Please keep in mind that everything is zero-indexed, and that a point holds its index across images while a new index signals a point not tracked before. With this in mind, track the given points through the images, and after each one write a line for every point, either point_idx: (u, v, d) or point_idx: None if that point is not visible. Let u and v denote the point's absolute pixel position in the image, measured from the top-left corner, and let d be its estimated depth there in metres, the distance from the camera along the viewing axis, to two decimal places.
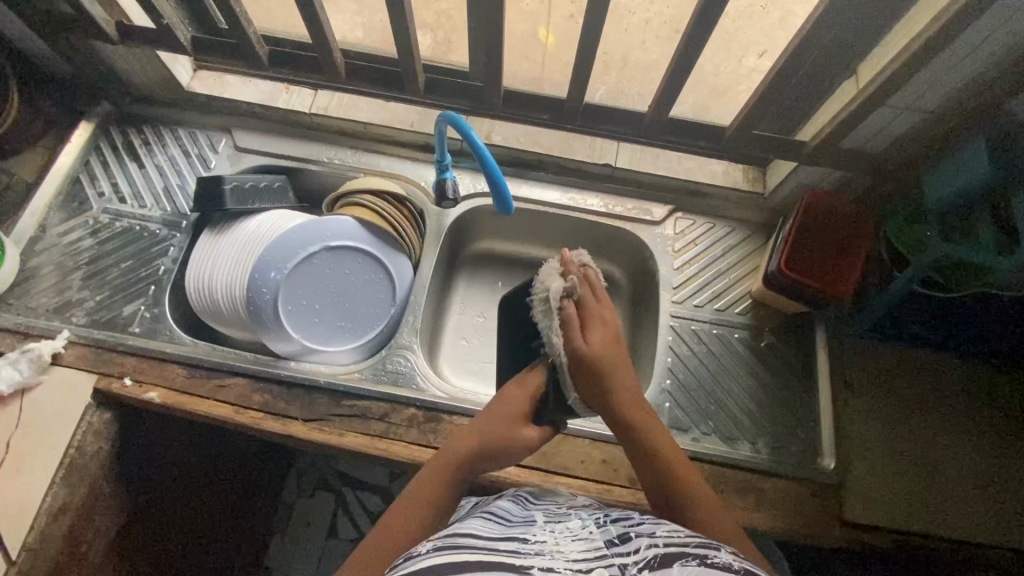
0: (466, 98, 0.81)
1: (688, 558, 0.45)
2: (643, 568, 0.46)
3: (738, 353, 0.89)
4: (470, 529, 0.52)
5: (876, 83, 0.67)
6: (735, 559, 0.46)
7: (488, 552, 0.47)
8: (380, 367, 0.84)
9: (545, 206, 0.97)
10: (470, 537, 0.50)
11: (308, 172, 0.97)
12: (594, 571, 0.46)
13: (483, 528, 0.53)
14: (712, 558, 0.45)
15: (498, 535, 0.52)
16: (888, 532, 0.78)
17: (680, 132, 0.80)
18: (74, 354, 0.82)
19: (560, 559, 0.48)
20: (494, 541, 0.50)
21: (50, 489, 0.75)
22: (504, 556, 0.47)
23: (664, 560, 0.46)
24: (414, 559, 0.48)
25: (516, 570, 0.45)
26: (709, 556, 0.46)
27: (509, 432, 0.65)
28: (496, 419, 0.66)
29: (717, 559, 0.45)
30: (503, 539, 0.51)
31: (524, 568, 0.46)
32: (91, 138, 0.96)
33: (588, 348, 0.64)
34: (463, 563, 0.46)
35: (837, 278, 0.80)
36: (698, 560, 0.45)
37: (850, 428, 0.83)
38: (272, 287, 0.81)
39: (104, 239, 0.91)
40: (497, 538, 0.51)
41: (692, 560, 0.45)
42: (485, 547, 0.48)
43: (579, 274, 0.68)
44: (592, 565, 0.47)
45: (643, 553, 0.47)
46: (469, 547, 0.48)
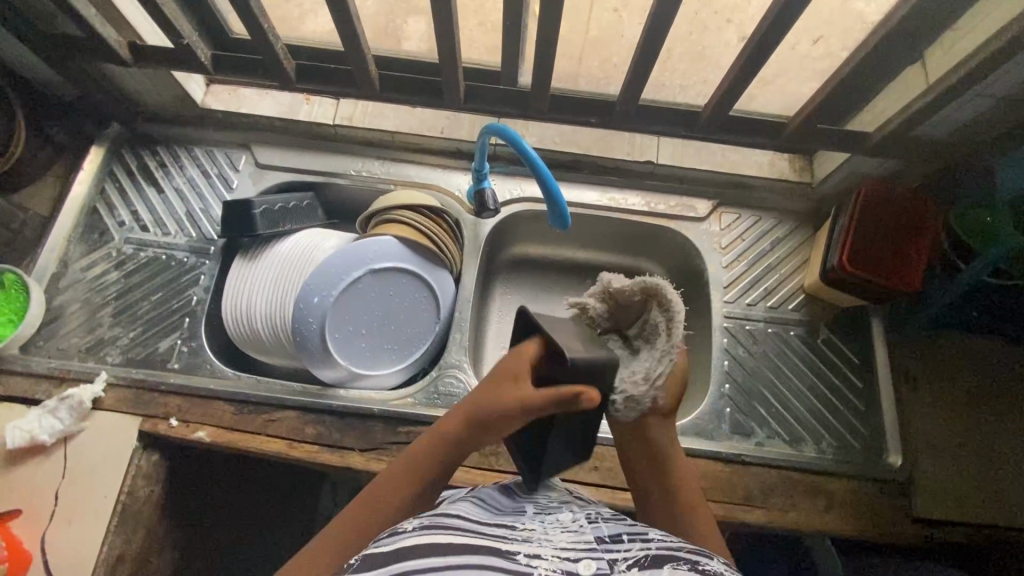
0: (509, 104, 0.76)
1: (680, 562, 0.43)
2: (632, 565, 0.43)
3: (797, 351, 0.86)
4: (455, 510, 0.50)
5: (955, 72, 0.63)
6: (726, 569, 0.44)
7: (471, 537, 0.45)
8: (432, 390, 0.81)
9: (586, 208, 0.93)
10: (455, 518, 0.48)
11: (336, 186, 0.93)
12: (581, 562, 0.43)
13: (471, 512, 0.50)
14: (703, 565, 0.43)
15: (486, 519, 0.49)
16: (960, 527, 0.76)
17: (734, 127, 0.76)
18: (114, 397, 0.78)
19: (548, 547, 0.45)
20: (479, 525, 0.47)
21: (105, 539, 0.73)
22: (487, 540, 0.45)
23: (654, 561, 0.44)
24: (396, 537, 0.45)
25: (499, 557, 0.43)
26: (701, 563, 0.44)
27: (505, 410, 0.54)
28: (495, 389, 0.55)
29: (708, 566, 0.44)
30: (491, 525, 0.48)
31: (509, 555, 0.43)
32: (104, 163, 0.92)
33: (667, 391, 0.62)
34: (444, 546, 0.43)
35: (902, 272, 0.77)
36: (690, 565, 0.43)
37: (917, 425, 0.81)
38: (318, 316, 0.78)
39: (130, 270, 0.87)
40: (483, 521, 0.48)
41: (683, 564, 0.43)
42: (469, 530, 0.46)
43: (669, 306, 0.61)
44: (580, 555, 0.44)
45: (634, 552, 0.45)
46: (451, 529, 0.46)
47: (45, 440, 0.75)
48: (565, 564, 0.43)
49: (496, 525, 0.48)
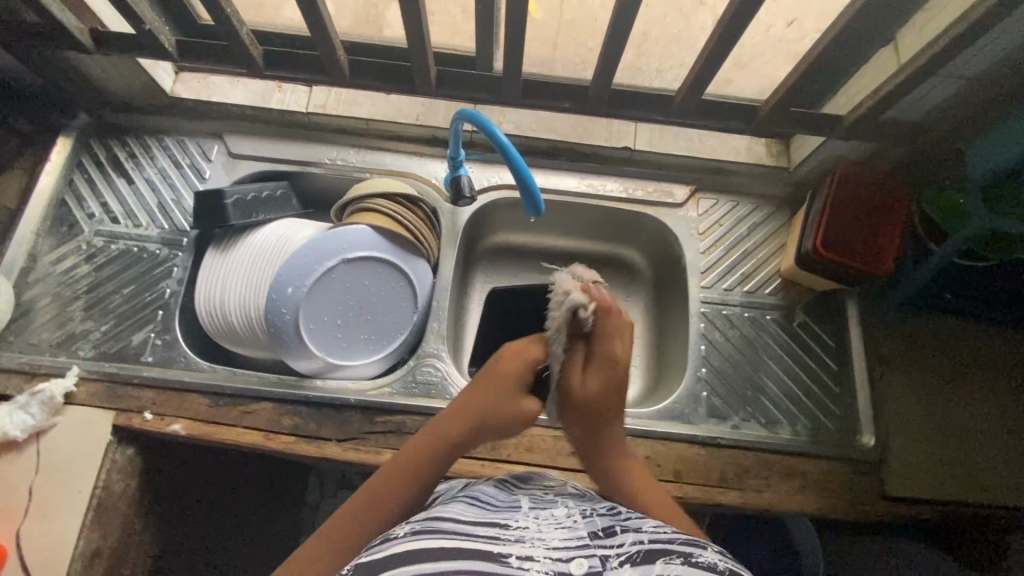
0: (483, 89, 0.75)
1: (672, 555, 0.44)
2: (624, 563, 0.44)
3: (772, 335, 0.87)
4: (448, 510, 0.50)
5: (927, 53, 0.63)
6: (721, 560, 0.45)
7: (462, 538, 0.46)
8: (410, 378, 0.81)
9: (563, 194, 0.93)
10: (448, 520, 0.48)
11: (311, 175, 0.91)
12: (573, 561, 0.44)
13: (463, 511, 0.50)
14: (696, 557, 0.44)
15: (476, 517, 0.49)
16: (929, 504, 0.78)
17: (708, 112, 0.76)
18: (86, 391, 0.78)
19: (541, 546, 0.46)
20: (470, 524, 0.48)
21: (82, 534, 0.72)
22: (479, 540, 0.46)
23: (646, 556, 0.44)
24: (389, 543, 0.47)
25: (490, 559, 0.44)
26: (694, 555, 0.45)
27: (505, 410, 0.64)
28: (497, 389, 0.64)
29: (701, 558, 0.44)
30: (483, 522, 0.48)
31: (501, 557, 0.44)
32: (73, 154, 0.90)
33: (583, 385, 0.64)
34: (436, 551, 0.44)
35: (874, 255, 0.77)
36: (683, 558, 0.44)
37: (888, 405, 0.82)
38: (291, 306, 0.77)
39: (101, 263, 0.85)
40: (474, 520, 0.49)
41: (676, 558, 0.44)
42: (461, 532, 0.47)
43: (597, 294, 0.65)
44: (573, 555, 0.45)
45: (626, 548, 0.46)
46: (443, 532, 0.46)
47: (16, 436, 0.74)
48: (557, 564, 0.44)
49: (488, 522, 0.49)
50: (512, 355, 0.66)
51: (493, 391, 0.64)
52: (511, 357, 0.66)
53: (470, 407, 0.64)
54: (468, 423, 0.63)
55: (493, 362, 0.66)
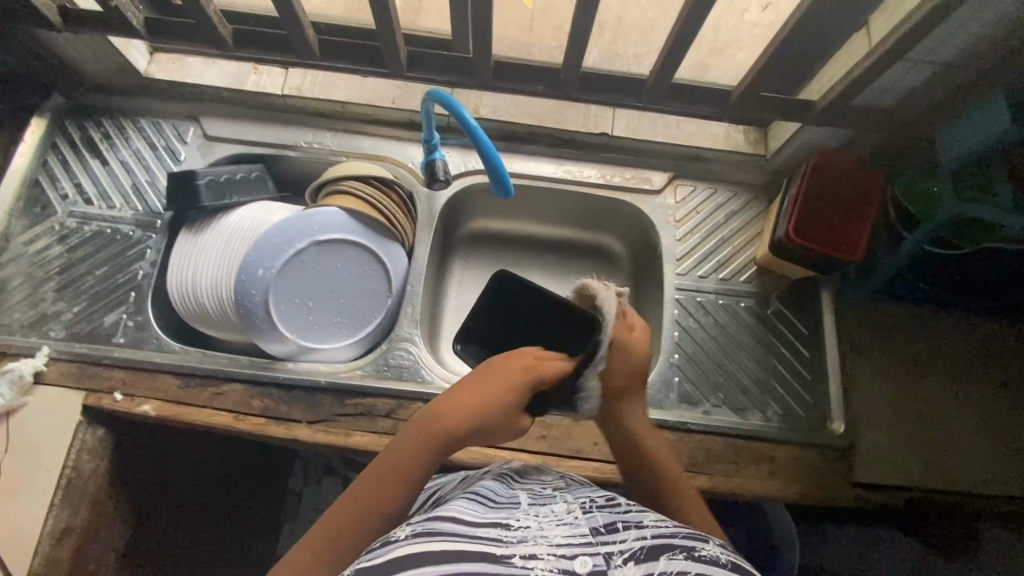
0: (455, 72, 0.75)
1: (675, 551, 0.44)
2: (629, 560, 0.44)
3: (745, 322, 0.87)
4: (448, 510, 0.49)
5: (895, 36, 0.63)
6: (723, 553, 0.46)
7: (464, 541, 0.45)
8: (382, 362, 0.81)
9: (540, 180, 0.92)
10: (448, 520, 0.47)
11: (287, 158, 0.91)
12: (578, 559, 0.44)
13: (463, 510, 0.49)
14: (699, 552, 0.45)
15: (477, 516, 0.48)
16: (896, 491, 0.78)
17: (681, 97, 0.76)
18: (57, 372, 0.78)
19: (544, 544, 0.45)
20: (472, 525, 0.46)
21: (52, 512, 0.73)
22: (482, 542, 0.45)
23: (650, 553, 0.45)
24: (389, 547, 0.45)
25: (495, 561, 0.43)
26: (697, 550, 0.45)
27: (500, 419, 0.60)
28: (495, 396, 0.60)
29: (704, 552, 0.45)
30: (484, 522, 0.47)
31: (505, 558, 0.43)
32: (48, 135, 0.90)
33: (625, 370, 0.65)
34: (438, 554, 0.43)
35: (846, 241, 0.77)
36: (686, 554, 0.45)
37: (858, 392, 0.82)
38: (261, 288, 0.77)
39: (74, 245, 0.85)
40: (475, 520, 0.47)
41: (679, 554, 0.44)
42: (464, 534, 0.45)
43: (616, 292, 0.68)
44: (577, 552, 0.45)
45: (630, 544, 0.46)
46: (443, 535, 0.45)
47: None
48: (562, 561, 0.44)
49: (489, 521, 0.48)
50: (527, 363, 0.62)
51: (491, 397, 0.60)
52: (514, 364, 0.62)
53: (472, 412, 0.59)
54: (466, 427, 0.59)
55: (505, 365, 0.62)
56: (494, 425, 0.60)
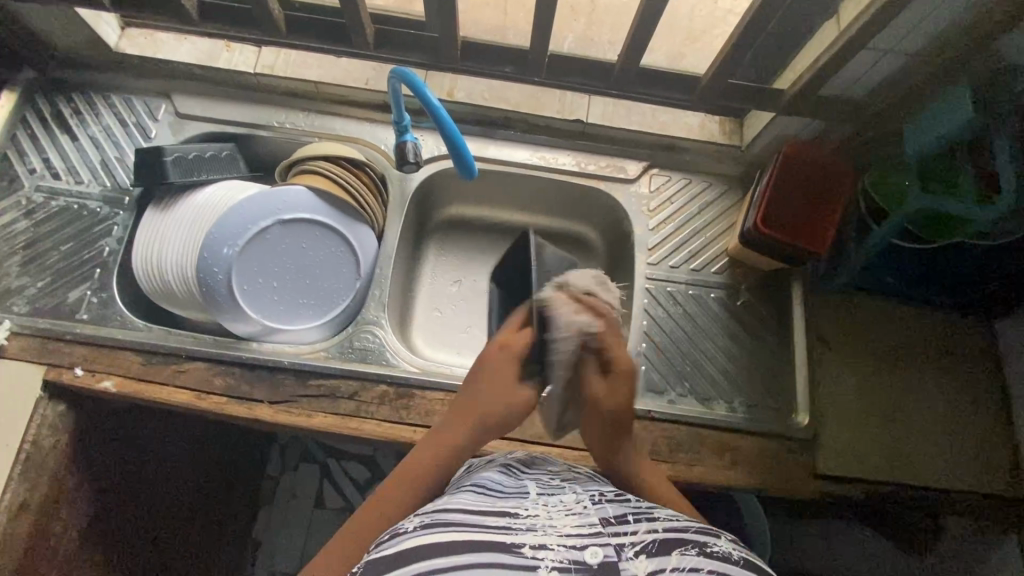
0: (422, 52, 0.76)
1: (688, 546, 0.45)
2: (640, 552, 0.44)
3: (714, 312, 0.87)
4: (456, 500, 0.50)
5: (859, 23, 0.63)
6: (735, 549, 0.46)
7: (474, 530, 0.45)
8: (347, 344, 0.80)
9: (513, 166, 0.92)
10: (458, 512, 0.48)
11: (259, 138, 0.90)
12: (588, 549, 0.44)
13: (472, 501, 0.49)
14: (711, 548, 0.45)
15: (486, 507, 0.49)
16: (857, 484, 0.78)
17: (651, 83, 0.76)
18: (18, 346, 0.77)
19: (553, 534, 0.45)
20: (482, 516, 0.47)
21: (8, 487, 0.72)
22: (491, 531, 0.45)
23: (662, 547, 0.45)
24: (400, 537, 0.46)
25: (505, 550, 0.43)
26: (710, 545, 0.45)
27: (501, 397, 0.67)
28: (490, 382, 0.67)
29: (716, 548, 0.45)
30: (493, 512, 0.48)
31: (514, 547, 0.43)
32: (16, 108, 0.88)
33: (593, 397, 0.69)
34: (447, 544, 0.44)
35: (815, 232, 0.77)
36: (699, 549, 0.45)
37: (824, 384, 0.82)
38: (225, 266, 0.77)
39: (40, 219, 0.84)
40: (482, 509, 0.48)
41: (691, 549, 0.45)
42: (473, 523, 0.46)
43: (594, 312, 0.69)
44: (587, 542, 0.45)
45: (642, 537, 0.46)
46: (452, 524, 0.46)
47: None
48: (571, 552, 0.44)
49: (499, 512, 0.48)
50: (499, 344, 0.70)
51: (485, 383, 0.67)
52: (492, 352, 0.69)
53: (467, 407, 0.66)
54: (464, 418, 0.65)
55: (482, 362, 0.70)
56: (500, 405, 0.66)
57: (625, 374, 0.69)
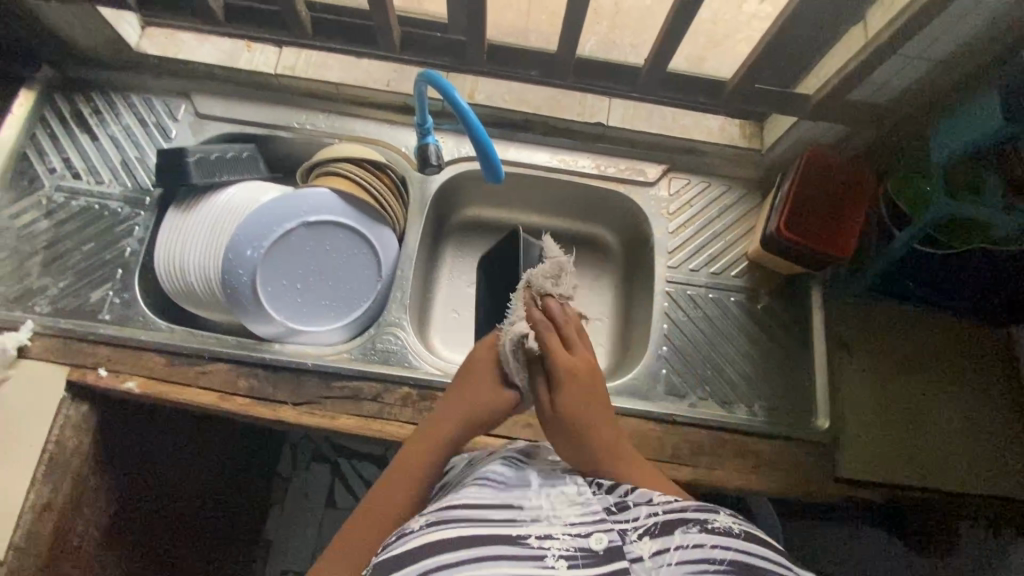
0: (447, 54, 0.76)
1: (689, 525, 0.44)
2: (642, 534, 0.45)
3: (734, 315, 0.87)
4: (455, 493, 0.49)
5: (890, 30, 0.63)
6: (736, 522, 0.45)
7: (481, 525, 0.45)
8: (370, 345, 0.80)
9: (534, 169, 0.92)
10: (460, 507, 0.47)
11: (279, 139, 0.90)
12: (593, 536, 0.45)
13: (473, 494, 0.48)
14: (712, 523, 0.44)
15: (489, 501, 0.48)
16: (877, 487, 0.79)
17: (675, 87, 0.77)
18: (41, 346, 0.77)
19: (558, 524, 0.46)
20: (485, 509, 0.47)
21: (34, 486, 0.72)
22: (498, 525, 0.45)
23: (664, 528, 0.45)
24: (407, 538, 0.45)
25: (513, 542, 0.44)
26: (710, 521, 0.45)
27: (486, 397, 0.65)
28: (477, 383, 0.66)
29: (717, 523, 0.45)
30: (497, 505, 0.47)
31: (521, 539, 0.44)
32: (35, 107, 0.88)
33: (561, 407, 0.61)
34: (457, 540, 0.44)
35: (837, 237, 0.77)
36: (700, 526, 0.44)
37: (843, 386, 0.83)
38: (249, 267, 0.77)
39: (61, 220, 0.84)
40: (487, 505, 0.47)
41: (693, 527, 0.44)
42: (479, 519, 0.46)
43: (541, 312, 0.65)
44: (591, 529, 0.45)
45: (643, 519, 0.46)
46: (459, 522, 0.45)
47: None
48: (577, 540, 0.45)
49: (502, 505, 0.47)
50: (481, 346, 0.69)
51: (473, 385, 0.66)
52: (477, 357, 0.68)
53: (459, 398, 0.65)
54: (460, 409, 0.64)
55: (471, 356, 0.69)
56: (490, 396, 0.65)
57: (573, 372, 0.62)
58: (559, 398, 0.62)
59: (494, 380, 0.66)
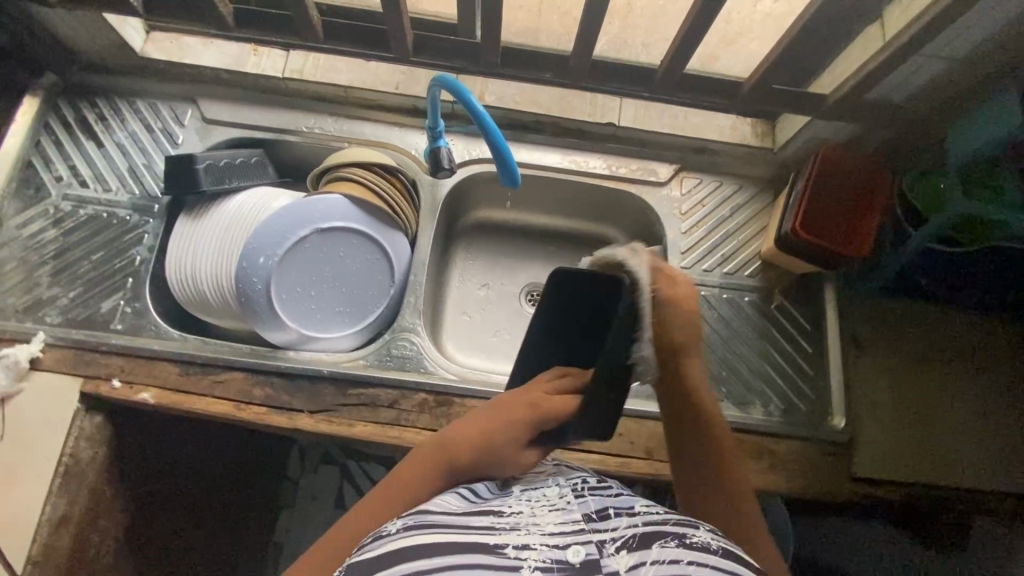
0: (460, 57, 0.75)
1: (668, 538, 0.44)
2: (621, 548, 0.44)
3: (749, 316, 0.87)
4: (436, 499, 0.49)
5: (912, 30, 0.63)
6: (713, 539, 0.46)
7: (457, 531, 0.44)
8: (385, 352, 0.80)
9: (545, 170, 0.91)
10: (439, 513, 0.47)
11: (287, 144, 0.89)
12: (571, 549, 0.43)
13: (452, 501, 0.49)
14: (691, 538, 0.45)
15: (469, 508, 0.48)
16: (894, 485, 0.79)
17: (689, 88, 0.76)
18: (53, 358, 0.76)
19: (536, 533, 0.45)
20: (463, 516, 0.46)
21: (49, 499, 0.72)
22: (475, 533, 0.44)
23: (642, 541, 0.44)
24: (382, 540, 0.45)
25: (488, 551, 0.42)
26: (688, 536, 0.45)
27: (507, 442, 0.58)
28: (503, 419, 0.59)
29: (695, 539, 0.45)
30: (476, 512, 0.47)
31: (498, 549, 0.43)
32: (39, 114, 0.87)
33: (676, 304, 0.64)
34: (430, 546, 0.43)
35: (852, 237, 0.77)
36: (678, 540, 0.44)
37: (859, 386, 0.83)
38: (263, 276, 0.77)
39: (69, 229, 0.83)
40: (466, 512, 0.47)
41: (671, 541, 0.44)
42: (455, 525, 0.45)
43: None
44: (570, 541, 0.44)
45: (621, 531, 0.45)
46: (434, 525, 0.45)
47: None
48: (554, 552, 0.43)
49: (481, 512, 0.47)
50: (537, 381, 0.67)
51: (502, 422, 0.59)
52: (526, 394, 0.63)
53: (479, 426, 0.59)
54: (471, 437, 0.58)
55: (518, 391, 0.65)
56: (507, 444, 0.58)
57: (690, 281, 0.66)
58: (679, 295, 0.64)
59: (524, 429, 0.60)
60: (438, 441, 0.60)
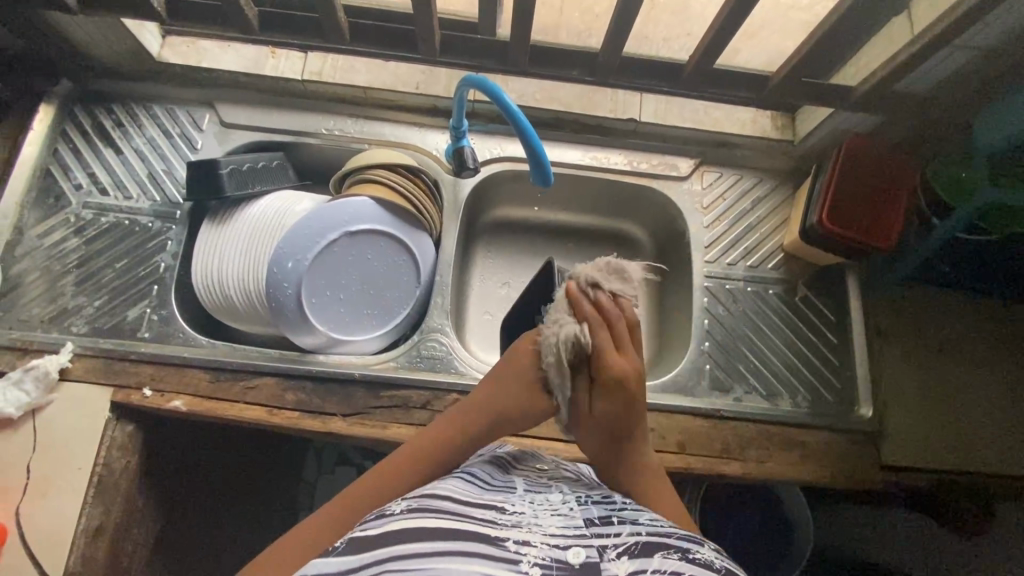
0: (487, 57, 0.75)
1: (670, 550, 0.44)
2: (622, 554, 0.44)
3: (774, 308, 0.87)
4: (441, 486, 0.49)
5: (942, 23, 0.63)
6: (716, 558, 0.46)
7: (461, 520, 0.44)
8: (415, 353, 0.80)
9: (565, 167, 0.91)
10: (443, 500, 0.47)
11: (306, 146, 0.89)
12: (571, 550, 0.43)
13: (458, 490, 0.49)
14: (693, 554, 0.45)
15: (472, 499, 0.48)
16: (923, 472, 0.80)
17: (714, 82, 0.76)
18: (82, 367, 0.76)
19: (538, 532, 0.44)
20: (466, 506, 0.46)
21: (84, 509, 0.71)
22: (478, 523, 0.44)
23: (644, 549, 0.44)
24: (385, 519, 0.45)
25: (489, 542, 0.42)
26: (692, 552, 0.45)
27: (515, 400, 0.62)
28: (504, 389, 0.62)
29: (698, 555, 0.45)
30: (479, 504, 0.47)
31: (498, 541, 0.42)
32: (55, 121, 0.86)
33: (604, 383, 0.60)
34: (435, 530, 0.42)
35: (878, 228, 0.78)
36: (681, 555, 0.44)
37: (885, 376, 0.83)
38: (293, 280, 0.76)
39: (91, 236, 0.83)
40: (469, 502, 0.47)
41: (673, 553, 0.44)
42: (457, 513, 0.45)
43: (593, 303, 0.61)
44: (570, 543, 0.43)
45: (623, 538, 0.45)
46: (439, 511, 0.45)
47: (12, 413, 0.72)
48: (555, 551, 0.42)
49: (483, 505, 0.47)
50: (518, 349, 0.63)
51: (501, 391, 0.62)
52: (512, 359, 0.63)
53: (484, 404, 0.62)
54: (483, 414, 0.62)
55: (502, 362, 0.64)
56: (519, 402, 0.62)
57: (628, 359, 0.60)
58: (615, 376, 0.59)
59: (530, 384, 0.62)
60: (446, 423, 0.62)
